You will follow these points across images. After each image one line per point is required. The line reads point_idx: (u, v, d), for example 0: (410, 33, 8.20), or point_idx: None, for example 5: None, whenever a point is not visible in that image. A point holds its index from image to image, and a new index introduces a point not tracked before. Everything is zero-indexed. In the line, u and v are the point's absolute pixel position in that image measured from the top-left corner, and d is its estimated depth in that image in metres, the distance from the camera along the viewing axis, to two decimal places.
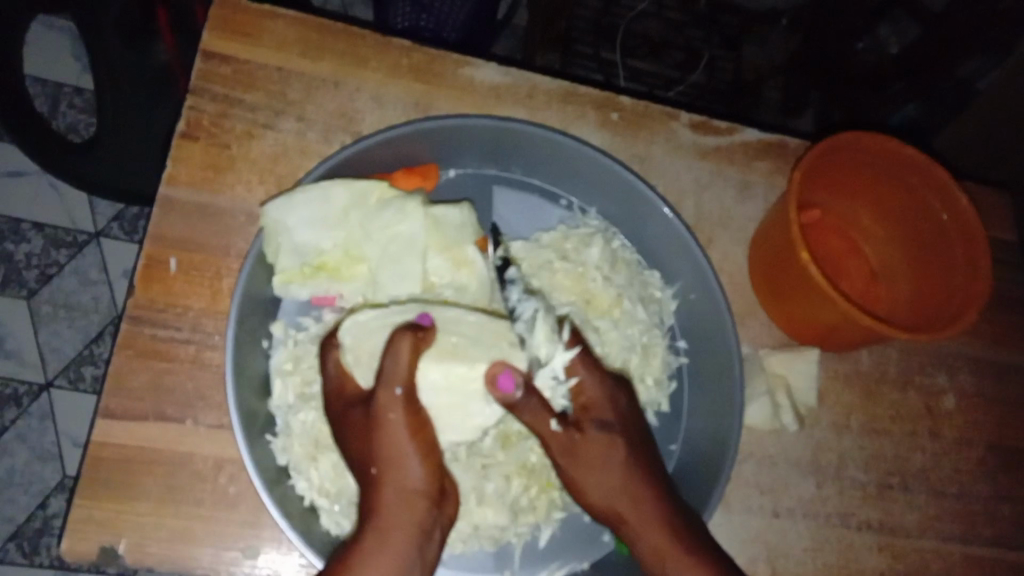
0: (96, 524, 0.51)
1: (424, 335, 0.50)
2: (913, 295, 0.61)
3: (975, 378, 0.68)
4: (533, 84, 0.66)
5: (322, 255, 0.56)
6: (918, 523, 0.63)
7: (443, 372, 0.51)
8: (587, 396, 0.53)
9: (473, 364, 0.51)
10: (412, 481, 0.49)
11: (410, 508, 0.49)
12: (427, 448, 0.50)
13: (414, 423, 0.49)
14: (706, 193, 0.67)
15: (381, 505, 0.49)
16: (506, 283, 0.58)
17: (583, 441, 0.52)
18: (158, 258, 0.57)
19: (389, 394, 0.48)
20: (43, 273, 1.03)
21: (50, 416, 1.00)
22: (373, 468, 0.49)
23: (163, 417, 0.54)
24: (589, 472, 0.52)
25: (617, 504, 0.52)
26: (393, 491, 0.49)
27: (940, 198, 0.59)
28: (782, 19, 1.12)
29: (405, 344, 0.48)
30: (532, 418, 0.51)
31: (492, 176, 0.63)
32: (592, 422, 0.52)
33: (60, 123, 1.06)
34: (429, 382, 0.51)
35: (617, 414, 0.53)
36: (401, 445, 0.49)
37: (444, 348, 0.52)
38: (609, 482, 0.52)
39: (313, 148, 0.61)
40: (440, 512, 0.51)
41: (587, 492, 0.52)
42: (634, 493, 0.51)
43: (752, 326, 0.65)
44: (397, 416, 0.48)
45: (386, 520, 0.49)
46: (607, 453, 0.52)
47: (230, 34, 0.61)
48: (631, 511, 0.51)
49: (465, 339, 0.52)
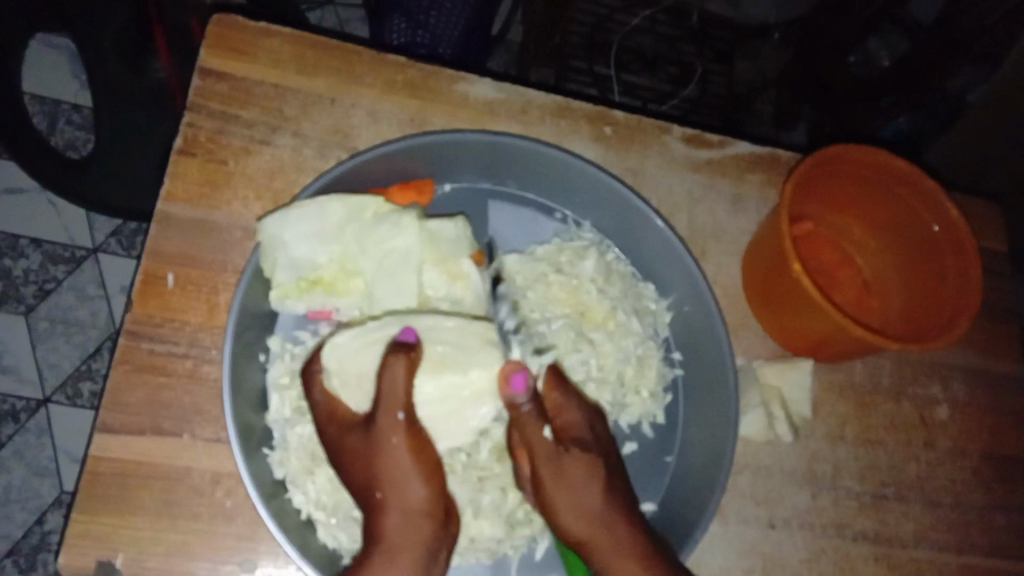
0: (94, 539, 0.51)
1: (416, 354, 0.50)
2: (906, 305, 0.62)
3: (968, 387, 0.68)
4: (527, 99, 0.67)
5: (318, 270, 0.56)
6: (913, 532, 0.64)
7: (437, 384, 0.52)
8: (566, 418, 0.54)
9: (467, 373, 0.52)
10: (415, 502, 0.51)
11: (416, 529, 0.50)
12: (428, 468, 0.52)
13: (415, 445, 0.51)
14: (699, 206, 0.68)
15: (389, 529, 0.50)
16: (496, 297, 0.60)
17: (568, 457, 0.52)
18: (155, 273, 0.57)
19: (391, 419, 0.50)
20: (41, 289, 1.03)
21: (48, 431, 1.00)
22: (377, 492, 0.51)
23: (161, 431, 0.54)
24: (572, 495, 0.51)
25: (596, 530, 0.51)
26: (401, 513, 0.50)
27: (932, 212, 0.59)
28: (774, 34, 1.14)
29: (399, 368, 0.49)
30: (526, 425, 0.52)
31: (487, 190, 0.64)
32: (569, 441, 0.53)
33: (58, 140, 1.07)
34: (424, 396, 0.52)
35: (595, 437, 0.54)
36: (404, 467, 0.51)
37: (433, 360, 0.52)
38: (583, 506, 0.51)
39: (309, 164, 0.62)
40: (446, 531, 0.52)
41: (563, 514, 0.52)
42: (609, 520, 0.51)
43: (747, 337, 0.65)
44: (400, 440, 0.50)
45: (393, 541, 0.50)
46: (585, 475, 0.52)
47: (227, 51, 0.62)
48: (604, 540, 0.51)
49: (451, 348, 0.52)
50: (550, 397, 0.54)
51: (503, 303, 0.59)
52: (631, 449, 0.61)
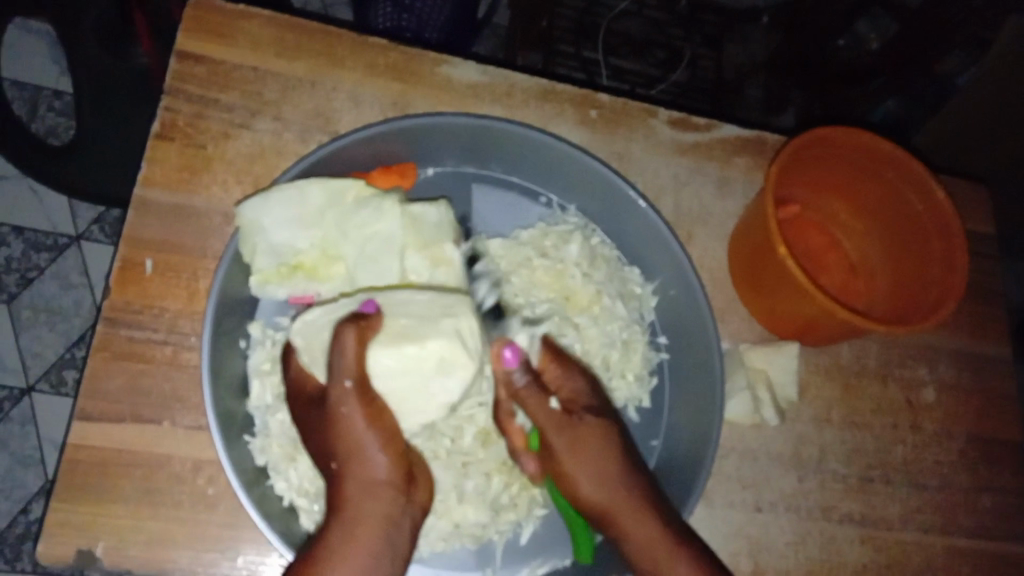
0: (73, 528, 0.51)
1: (368, 324, 0.47)
2: (891, 287, 0.62)
3: (954, 370, 0.68)
4: (511, 81, 0.66)
5: (299, 255, 0.55)
6: (899, 515, 0.64)
7: (395, 357, 0.48)
8: (571, 389, 0.54)
9: (423, 345, 0.48)
10: (373, 472, 0.50)
11: (376, 499, 0.50)
12: (385, 438, 0.50)
13: (370, 414, 0.49)
14: (685, 190, 0.67)
15: (347, 500, 0.50)
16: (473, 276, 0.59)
17: (582, 426, 0.53)
18: (134, 259, 0.56)
19: (340, 387, 0.47)
20: (23, 278, 1.02)
21: (32, 421, 0.99)
22: (334, 463, 0.50)
23: (141, 419, 0.53)
24: (589, 466, 0.52)
25: (614, 496, 0.51)
26: (358, 484, 0.50)
27: (917, 193, 0.59)
28: (763, 17, 1.12)
29: (348, 335, 0.46)
30: (529, 398, 0.53)
31: (471, 174, 0.63)
32: (583, 411, 0.54)
33: (39, 127, 1.05)
34: (383, 369, 0.48)
35: (602, 404, 0.55)
36: (357, 436, 0.49)
37: (391, 332, 0.49)
38: (603, 472, 0.52)
39: (290, 148, 0.61)
40: (410, 501, 0.51)
41: (580, 483, 0.52)
42: (629, 487, 0.52)
43: (733, 321, 0.65)
44: (350, 410, 0.48)
45: (354, 513, 0.49)
46: (602, 441, 0.52)
47: (205, 34, 0.61)
48: (622, 507, 0.51)
49: (414, 320, 0.49)
50: (545, 371, 0.55)
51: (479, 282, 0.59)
52: None
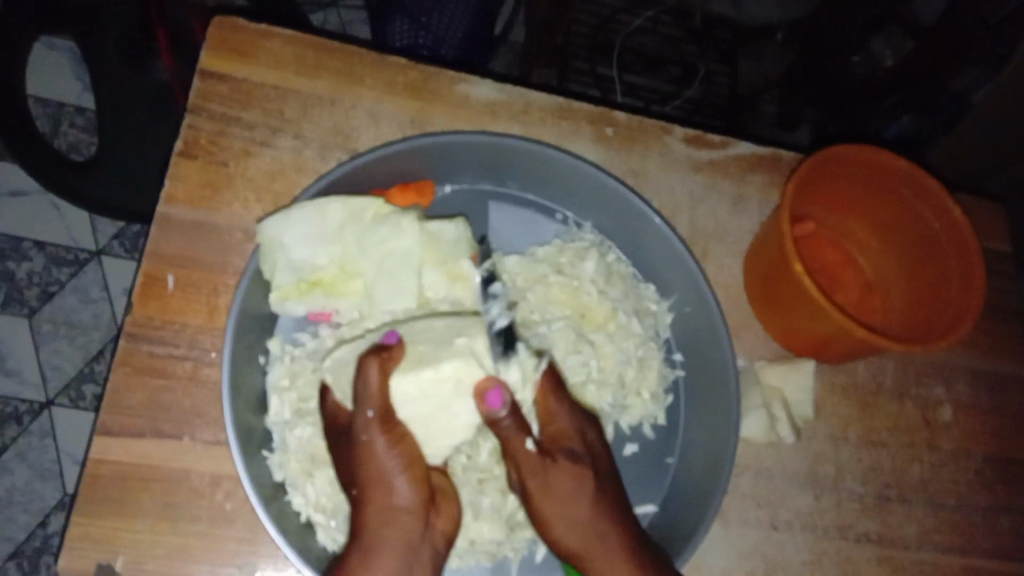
0: (93, 542, 0.51)
1: (389, 355, 0.49)
2: (908, 305, 0.62)
3: (972, 388, 0.68)
4: (528, 100, 0.67)
5: (318, 271, 0.56)
6: (917, 535, 0.63)
7: (415, 383, 0.50)
8: (558, 429, 0.54)
9: (439, 368, 0.50)
10: (396, 500, 0.50)
11: (394, 525, 0.50)
12: (410, 464, 0.51)
13: (391, 440, 0.50)
14: (701, 207, 0.68)
15: (367, 527, 0.50)
16: (489, 296, 0.59)
17: (553, 468, 0.52)
18: (155, 275, 0.57)
19: (363, 417, 0.49)
20: (44, 291, 1.04)
21: (51, 434, 1.00)
22: (355, 489, 0.51)
23: (161, 434, 0.54)
24: (556, 513, 0.52)
25: (586, 540, 0.52)
26: (377, 511, 0.50)
27: (934, 211, 0.59)
28: (776, 34, 1.14)
29: (371, 368, 0.48)
30: (508, 439, 0.52)
31: (487, 192, 0.64)
32: (560, 453, 0.53)
33: (61, 142, 1.07)
34: (405, 395, 0.50)
35: (586, 447, 0.54)
36: (380, 463, 0.49)
37: (411, 358, 0.51)
38: (573, 519, 0.52)
39: (309, 166, 0.62)
40: (431, 528, 0.51)
41: (554, 528, 0.52)
42: (601, 532, 0.52)
43: (749, 338, 0.65)
44: (372, 437, 0.49)
45: (372, 539, 0.50)
46: (574, 488, 0.52)
47: (228, 53, 0.62)
48: (595, 552, 0.52)
49: (431, 346, 0.52)
50: (544, 403, 0.55)
51: (494, 301, 0.58)
52: (631, 451, 0.60)
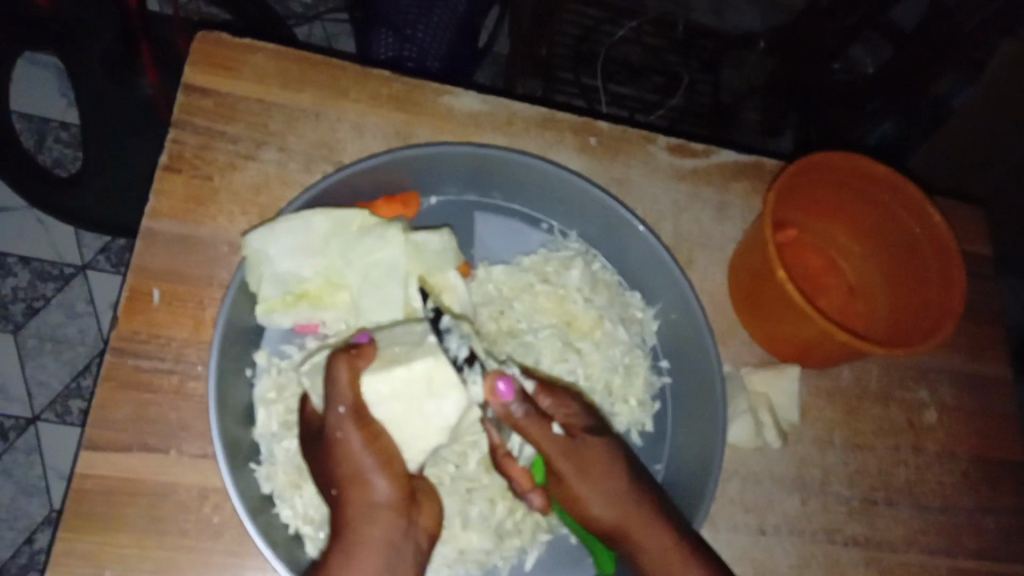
0: (79, 557, 0.51)
1: (357, 351, 0.51)
2: (890, 310, 0.63)
3: (956, 392, 0.69)
4: (512, 111, 0.67)
5: (304, 283, 0.56)
6: (904, 536, 0.64)
7: (388, 381, 0.50)
8: (569, 412, 0.54)
9: (410, 365, 0.50)
10: (375, 496, 0.50)
11: (376, 522, 0.50)
12: (387, 463, 0.51)
13: (367, 436, 0.50)
14: (684, 215, 0.68)
15: (349, 525, 0.50)
16: (441, 331, 0.55)
17: (585, 446, 0.52)
18: (141, 289, 0.57)
19: (335, 414, 0.50)
20: (30, 307, 1.03)
21: (37, 450, 0.99)
22: (334, 489, 0.51)
23: (147, 448, 0.54)
24: (598, 492, 0.51)
25: (627, 512, 0.52)
26: (357, 507, 0.50)
27: (915, 217, 0.60)
28: (759, 43, 1.15)
29: (339, 363, 0.49)
30: (526, 428, 0.51)
31: (473, 202, 0.64)
32: (581, 431, 0.53)
33: (46, 158, 1.06)
34: (376, 395, 0.50)
35: (600, 424, 0.54)
36: (356, 460, 0.50)
37: (384, 358, 0.51)
38: (612, 492, 0.52)
39: (294, 179, 0.62)
40: (413, 526, 0.51)
41: (594, 505, 0.52)
42: (638, 501, 0.52)
43: (734, 344, 0.65)
44: (345, 434, 0.50)
45: (355, 536, 0.50)
46: (607, 461, 0.52)
47: (211, 67, 0.62)
48: (638, 523, 0.52)
49: (405, 347, 0.52)
50: (542, 397, 0.54)
51: (449, 335, 0.55)
52: None
